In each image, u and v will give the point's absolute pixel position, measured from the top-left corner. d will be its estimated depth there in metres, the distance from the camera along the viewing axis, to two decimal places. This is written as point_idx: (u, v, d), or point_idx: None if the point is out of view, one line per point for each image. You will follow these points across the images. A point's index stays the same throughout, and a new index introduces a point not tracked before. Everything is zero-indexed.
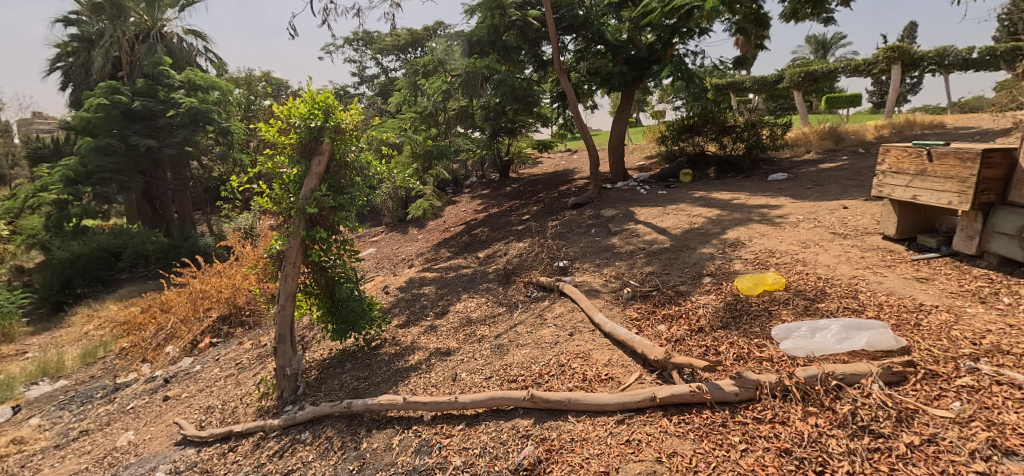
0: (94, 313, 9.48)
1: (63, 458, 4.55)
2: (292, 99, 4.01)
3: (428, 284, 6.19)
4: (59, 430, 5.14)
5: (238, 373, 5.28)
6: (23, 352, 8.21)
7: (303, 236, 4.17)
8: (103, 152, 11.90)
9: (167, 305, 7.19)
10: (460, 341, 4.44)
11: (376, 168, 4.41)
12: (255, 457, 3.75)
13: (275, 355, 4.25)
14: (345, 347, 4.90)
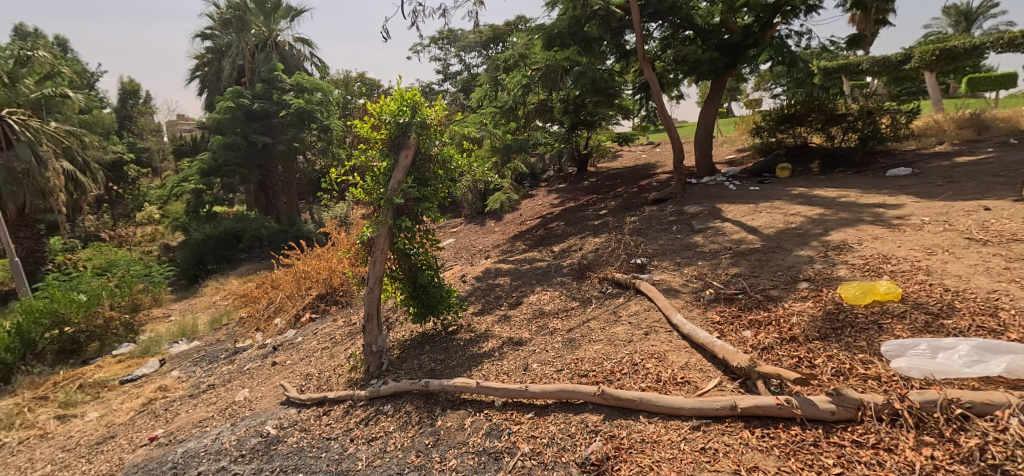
0: (218, 286, 10.52)
1: (195, 406, 5.11)
2: (384, 97, 4.22)
3: (503, 275, 6.25)
4: (192, 382, 5.78)
5: (332, 346, 5.62)
6: (167, 314, 9.31)
7: (392, 225, 4.28)
8: (230, 147, 13.27)
9: (276, 282, 7.88)
10: (532, 332, 4.44)
11: (458, 162, 4.46)
12: (345, 422, 3.97)
13: (363, 332, 4.47)
14: (424, 330, 5.04)
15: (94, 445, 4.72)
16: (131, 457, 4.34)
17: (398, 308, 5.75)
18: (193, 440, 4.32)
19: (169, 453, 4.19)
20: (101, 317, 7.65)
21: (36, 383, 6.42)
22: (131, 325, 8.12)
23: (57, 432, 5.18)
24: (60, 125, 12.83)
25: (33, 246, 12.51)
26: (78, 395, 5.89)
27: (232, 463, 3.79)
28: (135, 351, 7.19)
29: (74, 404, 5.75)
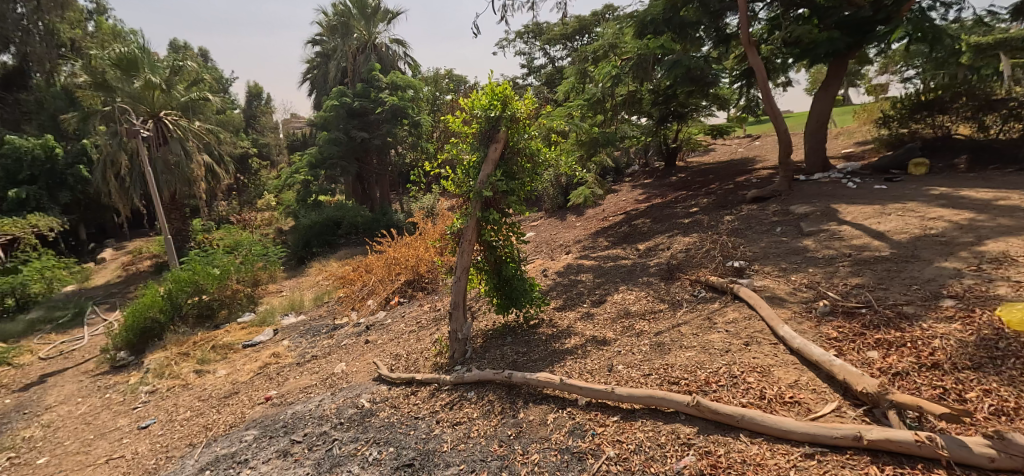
0: (321, 267, 11.28)
1: (302, 373, 5.68)
2: (476, 92, 4.23)
3: (585, 271, 6.16)
4: (299, 352, 6.39)
5: (419, 330, 5.82)
6: (280, 290, 10.11)
7: (479, 217, 4.36)
8: (334, 142, 14.22)
9: (370, 266, 8.31)
10: (617, 333, 4.33)
11: (545, 155, 4.39)
12: (431, 404, 4.10)
13: (450, 319, 4.57)
14: (507, 321, 5.08)
15: (220, 399, 5.49)
16: (251, 412, 4.99)
17: (481, 298, 5.87)
18: (301, 405, 4.76)
19: (279, 417, 4.60)
20: (230, 288, 8.55)
21: (180, 342, 7.26)
22: (253, 297, 9.03)
23: (195, 384, 6.06)
24: (202, 123, 14.22)
25: (179, 226, 14.23)
26: (211, 355, 6.72)
27: (333, 430, 4.05)
28: (255, 320, 7.95)
29: (208, 361, 6.61)
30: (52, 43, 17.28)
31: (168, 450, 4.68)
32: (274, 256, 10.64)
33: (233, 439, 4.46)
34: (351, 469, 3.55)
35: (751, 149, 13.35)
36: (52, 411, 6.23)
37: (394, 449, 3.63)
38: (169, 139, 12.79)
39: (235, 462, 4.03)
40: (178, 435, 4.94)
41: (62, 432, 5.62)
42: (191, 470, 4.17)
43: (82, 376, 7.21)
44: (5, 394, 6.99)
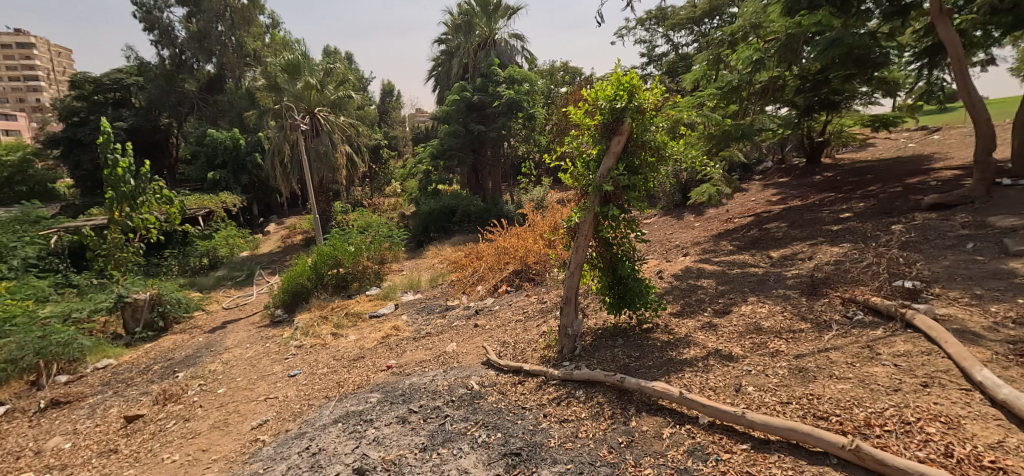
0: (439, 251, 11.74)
1: (418, 347, 6.01)
2: (601, 82, 4.11)
3: (706, 277, 5.77)
4: (416, 327, 6.74)
5: (526, 320, 5.81)
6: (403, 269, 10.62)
7: (597, 212, 4.23)
8: (453, 135, 14.79)
9: (481, 254, 8.49)
10: (746, 349, 3.99)
11: (672, 149, 4.16)
12: (538, 396, 4.08)
13: (560, 314, 4.49)
14: (617, 321, 4.91)
15: (350, 362, 6.06)
16: (374, 377, 5.42)
17: (592, 294, 5.74)
18: (417, 378, 4.99)
19: (399, 386, 4.89)
20: (362, 264, 9.22)
21: (322, 306, 8.23)
22: (379, 273, 9.54)
23: (331, 345, 6.76)
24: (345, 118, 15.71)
25: (326, 208, 15.85)
26: (344, 320, 7.47)
27: (445, 407, 4.20)
28: (380, 294, 8.53)
29: (341, 326, 7.34)
30: (241, 53, 21.89)
31: (307, 402, 5.27)
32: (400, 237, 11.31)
33: (360, 400, 4.84)
34: (460, 447, 3.66)
35: (918, 147, 11.64)
36: (229, 352, 7.31)
37: (503, 435, 3.68)
38: (321, 132, 14.27)
39: (362, 422, 4.31)
40: (317, 387, 5.57)
41: (232, 371, 6.54)
42: (323, 422, 4.58)
43: (250, 326, 8.48)
44: (199, 333, 8.60)
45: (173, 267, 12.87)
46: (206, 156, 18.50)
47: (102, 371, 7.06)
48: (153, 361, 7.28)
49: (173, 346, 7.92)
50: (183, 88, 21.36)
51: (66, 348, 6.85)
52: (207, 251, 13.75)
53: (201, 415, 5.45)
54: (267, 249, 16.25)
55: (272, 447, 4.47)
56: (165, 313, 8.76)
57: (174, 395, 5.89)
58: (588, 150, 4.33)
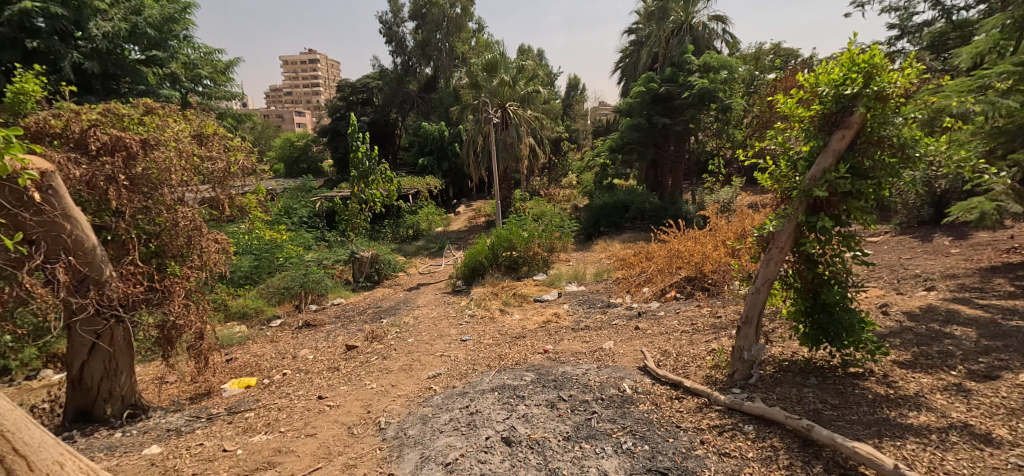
0: (605, 245, 11.46)
1: (574, 338, 5.86)
2: (826, 65, 3.47)
3: (957, 325, 4.55)
4: (576, 318, 6.58)
5: (693, 332, 5.26)
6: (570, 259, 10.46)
7: (801, 222, 3.56)
8: (635, 128, 14.29)
9: (651, 254, 7.91)
10: (1015, 434, 3.05)
11: (926, 147, 3.31)
12: (695, 420, 3.63)
13: (736, 334, 3.93)
14: (811, 356, 4.15)
15: (512, 339, 6.20)
16: (531, 358, 5.49)
17: (779, 319, 4.97)
18: (572, 368, 4.93)
19: (554, 371, 4.91)
20: (533, 250, 9.32)
21: (495, 283, 8.56)
22: (547, 260, 9.57)
23: (498, 319, 6.99)
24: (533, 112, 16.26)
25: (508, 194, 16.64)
26: (511, 299, 7.64)
27: (594, 402, 4.04)
28: (546, 280, 8.56)
29: (508, 304, 7.53)
30: (452, 56, 23.78)
31: (472, 366, 5.58)
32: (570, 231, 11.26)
33: (516, 375, 4.97)
34: (604, 448, 3.48)
35: None
36: (421, 308, 8.25)
37: (651, 448, 3.40)
38: (510, 124, 15.01)
39: (515, 396, 4.40)
40: (481, 355, 5.86)
41: (419, 325, 7.27)
42: (482, 387, 4.80)
43: (437, 290, 9.38)
44: (399, 289, 10.21)
45: (388, 235, 15.10)
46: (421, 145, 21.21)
47: (336, 306, 9.33)
48: (368, 306, 9.04)
49: (382, 296, 9.73)
50: (408, 89, 24.49)
51: (320, 284, 9.52)
52: (413, 223, 15.73)
53: (391, 358, 6.11)
54: (458, 226, 17.63)
55: (441, 397, 4.81)
56: (381, 270, 11.09)
57: (379, 335, 6.95)
58: (798, 148, 3.70)
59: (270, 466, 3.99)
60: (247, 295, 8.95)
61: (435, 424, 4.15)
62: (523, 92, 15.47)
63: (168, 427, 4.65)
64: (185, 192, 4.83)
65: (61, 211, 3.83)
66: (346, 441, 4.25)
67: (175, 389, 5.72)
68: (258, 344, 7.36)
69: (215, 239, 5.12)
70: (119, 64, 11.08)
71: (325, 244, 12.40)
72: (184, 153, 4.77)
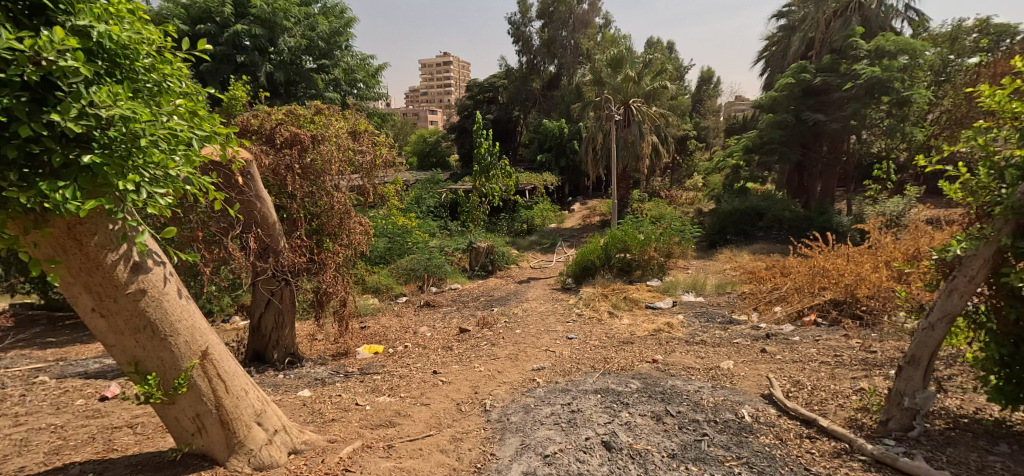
0: (728, 255, 10.53)
1: (687, 351, 5.38)
2: None
3: None
4: (690, 331, 6.06)
5: (836, 366, 4.54)
6: (687, 267, 9.74)
7: (1005, 247, 2.86)
8: (779, 126, 13.10)
9: (788, 270, 7.15)
10: None
11: None
12: (831, 466, 3.11)
13: (896, 375, 3.30)
14: (1003, 418, 3.34)
15: (619, 343, 5.88)
16: (637, 365, 5.20)
17: (955, 366, 4.11)
18: (682, 382, 4.57)
19: (661, 382, 4.62)
20: (648, 254, 8.76)
21: (606, 284, 8.23)
22: (663, 267, 8.97)
23: (606, 322, 6.67)
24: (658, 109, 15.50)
25: (625, 194, 16.05)
26: (621, 302, 7.27)
27: (705, 423, 3.68)
28: (660, 287, 8.04)
29: (618, 307, 7.17)
30: (577, 53, 23.46)
31: (576, 364, 5.40)
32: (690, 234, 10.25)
33: (620, 381, 4.78)
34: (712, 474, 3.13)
35: None
36: (530, 301, 8.20)
37: None
38: (632, 122, 14.42)
39: (619, 402, 4.21)
40: (585, 355, 5.64)
41: (527, 318, 7.21)
42: (585, 388, 4.68)
43: (546, 286, 9.26)
44: (510, 281, 10.25)
45: (504, 229, 15.54)
46: (540, 142, 21.34)
47: (453, 290, 9.65)
48: (478, 294, 9.18)
49: (494, 286, 9.82)
50: (531, 87, 24.75)
51: (439, 267, 9.99)
52: (528, 218, 15.83)
53: (499, 346, 6.13)
54: (572, 223, 17.38)
55: (543, 391, 4.75)
56: (494, 261, 11.23)
57: (489, 322, 7.04)
58: (1008, 152, 2.99)
59: (391, 425, 4.11)
60: (379, 273, 9.67)
61: (537, 416, 4.07)
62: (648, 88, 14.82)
63: (312, 377, 5.25)
64: (337, 180, 5.29)
65: (254, 193, 4.42)
66: (454, 416, 4.32)
67: (321, 346, 6.44)
68: (385, 316, 7.88)
69: (360, 222, 5.54)
70: (300, 72, 13.59)
71: (447, 234, 13.10)
72: (341, 147, 5.25)
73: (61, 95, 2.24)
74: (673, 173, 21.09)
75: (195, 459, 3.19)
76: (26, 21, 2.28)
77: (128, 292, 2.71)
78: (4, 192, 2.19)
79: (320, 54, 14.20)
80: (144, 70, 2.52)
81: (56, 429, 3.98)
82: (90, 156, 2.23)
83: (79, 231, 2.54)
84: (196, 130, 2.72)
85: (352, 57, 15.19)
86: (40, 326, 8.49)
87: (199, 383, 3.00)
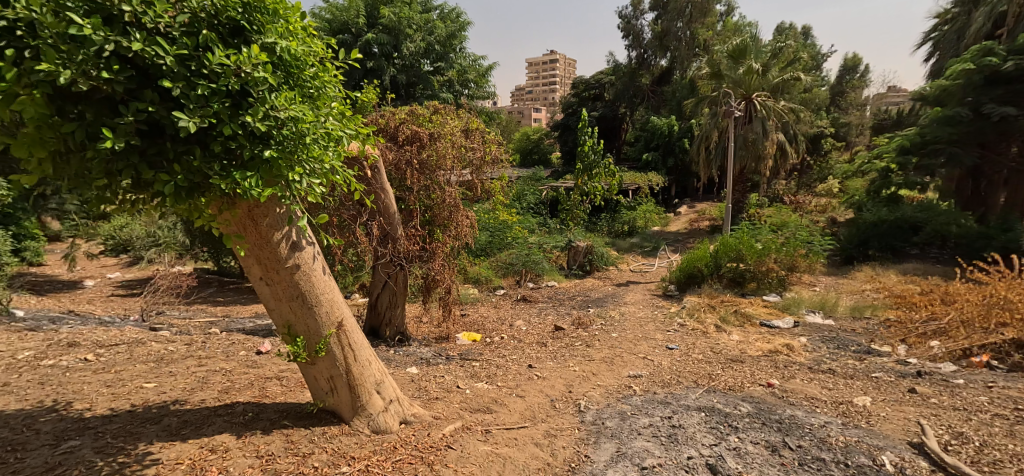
0: (866, 273, 9.25)
1: (811, 380, 4.74)
2: None
3: None
4: (815, 357, 5.33)
5: (1016, 423, 3.72)
6: (813, 284, 8.70)
7: None
8: (949, 122, 11.08)
9: (952, 297, 6.08)
10: None
11: None
12: None
13: None
14: None
15: (727, 360, 5.31)
16: (750, 387, 4.65)
17: None
18: (804, 415, 4.07)
19: (776, 410, 4.17)
20: (766, 265, 7.90)
21: (713, 295, 7.62)
22: (784, 282, 8.00)
23: (712, 335, 6.11)
24: (787, 103, 14.16)
25: (740, 197, 14.87)
26: (732, 316, 6.63)
27: (833, 464, 3.33)
28: (779, 304, 7.21)
29: (727, 322, 6.53)
30: (692, 46, 22.17)
31: (677, 377, 4.97)
32: (823, 244, 8.80)
33: (729, 402, 4.36)
34: None
35: None
36: (627, 306, 7.79)
37: None
38: (754, 118, 13.30)
39: (725, 424, 3.96)
40: (687, 369, 5.17)
41: (625, 322, 6.84)
42: (688, 403, 4.36)
43: (646, 291, 8.79)
44: (608, 283, 9.83)
45: (603, 229, 15.25)
46: (647, 139, 20.52)
47: (550, 287, 9.45)
48: (575, 293, 8.93)
49: (592, 287, 9.48)
50: (640, 83, 23.87)
51: (538, 262, 9.78)
52: (630, 219, 15.28)
53: (594, 348, 5.84)
54: (678, 227, 16.49)
55: (639, 400, 4.47)
56: (593, 262, 10.89)
57: (585, 323, 6.76)
58: None
59: (488, 411, 4.06)
60: (479, 265, 9.84)
61: (634, 426, 3.95)
62: (775, 80, 13.60)
63: (419, 357, 5.34)
64: (448, 176, 5.32)
65: (376, 186, 4.54)
66: (548, 411, 4.20)
67: (425, 328, 6.52)
68: (484, 307, 7.91)
69: (467, 214, 5.46)
70: (419, 74, 14.14)
71: (545, 230, 13.17)
72: (455, 144, 5.26)
73: (253, 101, 2.53)
74: (800, 176, 19.02)
75: (327, 415, 3.59)
76: (228, 38, 2.59)
77: (287, 266, 3.12)
78: (211, 181, 2.55)
79: (437, 57, 14.62)
80: (310, 78, 2.81)
81: (225, 373, 4.49)
82: (269, 151, 2.56)
83: (256, 212, 2.96)
84: (346, 130, 3.06)
85: (466, 58, 15.43)
86: (213, 286, 9.92)
87: (335, 350, 3.35)
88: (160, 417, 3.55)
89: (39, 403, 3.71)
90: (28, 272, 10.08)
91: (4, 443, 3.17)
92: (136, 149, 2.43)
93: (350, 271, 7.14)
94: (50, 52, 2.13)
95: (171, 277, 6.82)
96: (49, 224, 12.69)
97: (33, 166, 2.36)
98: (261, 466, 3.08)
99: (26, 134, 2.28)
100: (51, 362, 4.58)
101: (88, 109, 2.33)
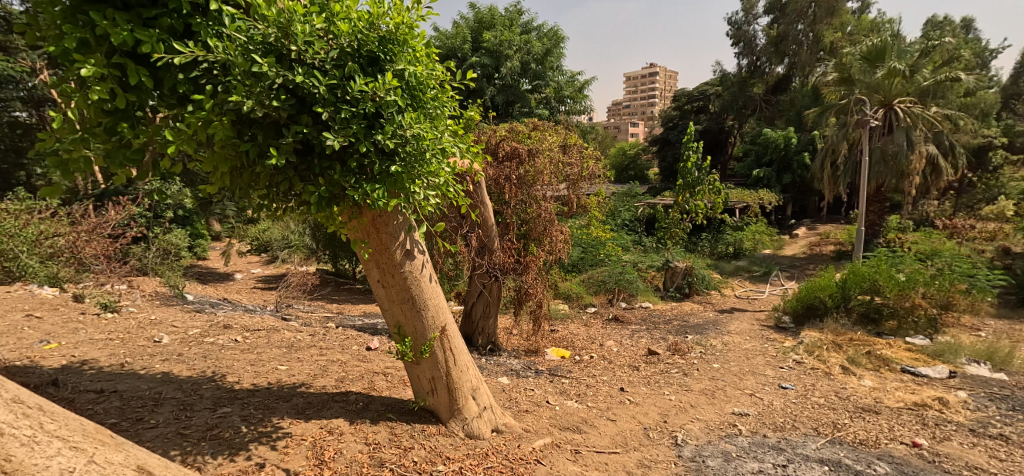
0: None
1: (973, 445, 3.94)
2: None
3: None
4: (979, 418, 4.40)
5: None
6: (977, 328, 7.31)
7: None
8: None
9: None
10: None
11: None
12: None
13: None
14: None
15: (858, 409, 4.53)
16: (888, 444, 3.91)
17: None
18: None
19: None
20: (910, 301, 6.83)
21: (838, 331, 6.73)
22: (935, 322, 6.81)
23: (838, 378, 5.30)
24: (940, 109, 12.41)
25: (875, 219, 13.14)
26: (863, 358, 5.73)
27: None
28: (930, 348, 6.11)
29: (856, 364, 5.66)
30: (816, 49, 20.26)
31: (793, 421, 4.30)
32: (992, 279, 7.36)
33: (861, 458, 3.67)
34: None
35: None
36: (734, 335, 7.05)
37: None
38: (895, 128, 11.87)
39: None
40: (806, 412, 4.49)
41: (729, 353, 6.17)
42: (807, 453, 3.73)
43: (755, 320, 7.96)
44: (711, 308, 9.05)
45: (705, 249, 14.32)
46: (757, 155, 19.14)
47: (644, 308, 8.89)
48: (674, 317, 8.30)
49: (690, 311, 8.78)
50: (751, 93, 22.36)
51: (632, 283, 9.31)
52: (735, 240, 14.22)
53: (692, 377, 5.27)
54: (792, 251, 15.04)
55: (747, 441, 3.90)
56: (692, 284, 10.13)
57: (682, 349, 6.17)
58: None
59: (578, 431, 3.71)
60: (570, 281, 9.55)
61: (741, 470, 3.45)
62: (924, 83, 11.97)
63: (509, 368, 5.11)
64: (546, 191, 5.12)
65: (477, 200, 4.41)
66: (641, 439, 3.78)
67: (515, 340, 6.26)
68: (573, 324, 7.54)
69: (562, 229, 5.17)
70: (518, 94, 14.13)
71: (640, 248, 12.63)
72: (552, 161, 5.09)
73: (384, 122, 2.49)
74: (958, 194, 16.25)
75: (426, 414, 3.44)
76: (366, 66, 2.52)
77: (400, 271, 3.03)
78: (346, 192, 2.55)
79: (534, 76, 14.59)
80: (431, 100, 2.69)
81: (340, 364, 4.51)
82: (395, 168, 2.48)
83: (379, 222, 2.91)
84: (459, 145, 2.95)
85: (564, 76, 15.40)
86: (331, 286, 10.44)
87: (438, 354, 3.21)
88: (290, 396, 3.57)
89: (201, 372, 3.90)
90: (196, 263, 11.31)
91: (175, 402, 3.31)
92: (290, 164, 2.49)
93: (446, 280, 7.10)
94: (236, 85, 2.16)
95: (300, 274, 7.63)
96: (211, 225, 14.25)
97: (216, 178, 2.45)
98: (369, 453, 2.98)
99: (212, 152, 2.35)
100: (211, 340, 4.89)
101: (259, 133, 2.37)
